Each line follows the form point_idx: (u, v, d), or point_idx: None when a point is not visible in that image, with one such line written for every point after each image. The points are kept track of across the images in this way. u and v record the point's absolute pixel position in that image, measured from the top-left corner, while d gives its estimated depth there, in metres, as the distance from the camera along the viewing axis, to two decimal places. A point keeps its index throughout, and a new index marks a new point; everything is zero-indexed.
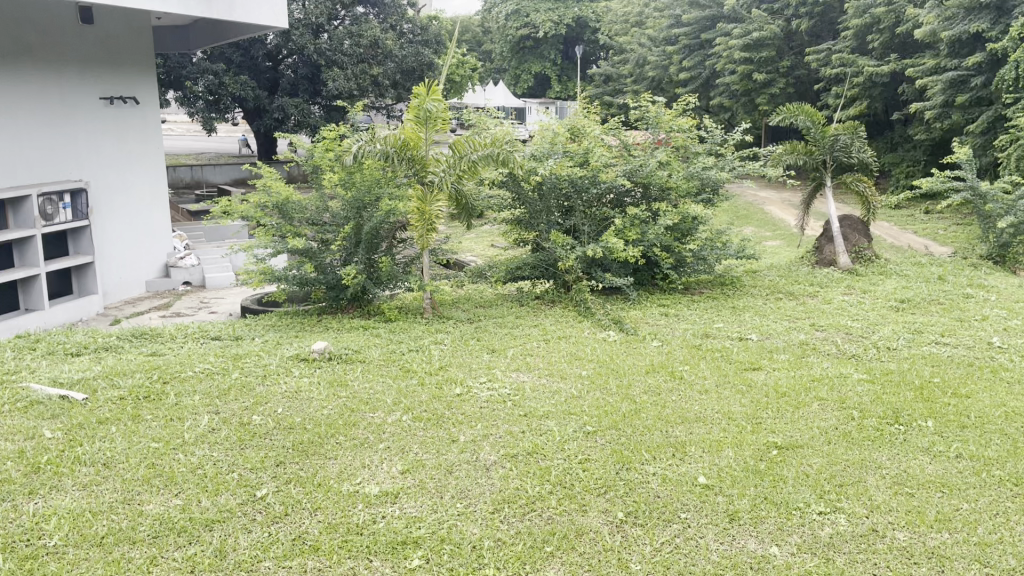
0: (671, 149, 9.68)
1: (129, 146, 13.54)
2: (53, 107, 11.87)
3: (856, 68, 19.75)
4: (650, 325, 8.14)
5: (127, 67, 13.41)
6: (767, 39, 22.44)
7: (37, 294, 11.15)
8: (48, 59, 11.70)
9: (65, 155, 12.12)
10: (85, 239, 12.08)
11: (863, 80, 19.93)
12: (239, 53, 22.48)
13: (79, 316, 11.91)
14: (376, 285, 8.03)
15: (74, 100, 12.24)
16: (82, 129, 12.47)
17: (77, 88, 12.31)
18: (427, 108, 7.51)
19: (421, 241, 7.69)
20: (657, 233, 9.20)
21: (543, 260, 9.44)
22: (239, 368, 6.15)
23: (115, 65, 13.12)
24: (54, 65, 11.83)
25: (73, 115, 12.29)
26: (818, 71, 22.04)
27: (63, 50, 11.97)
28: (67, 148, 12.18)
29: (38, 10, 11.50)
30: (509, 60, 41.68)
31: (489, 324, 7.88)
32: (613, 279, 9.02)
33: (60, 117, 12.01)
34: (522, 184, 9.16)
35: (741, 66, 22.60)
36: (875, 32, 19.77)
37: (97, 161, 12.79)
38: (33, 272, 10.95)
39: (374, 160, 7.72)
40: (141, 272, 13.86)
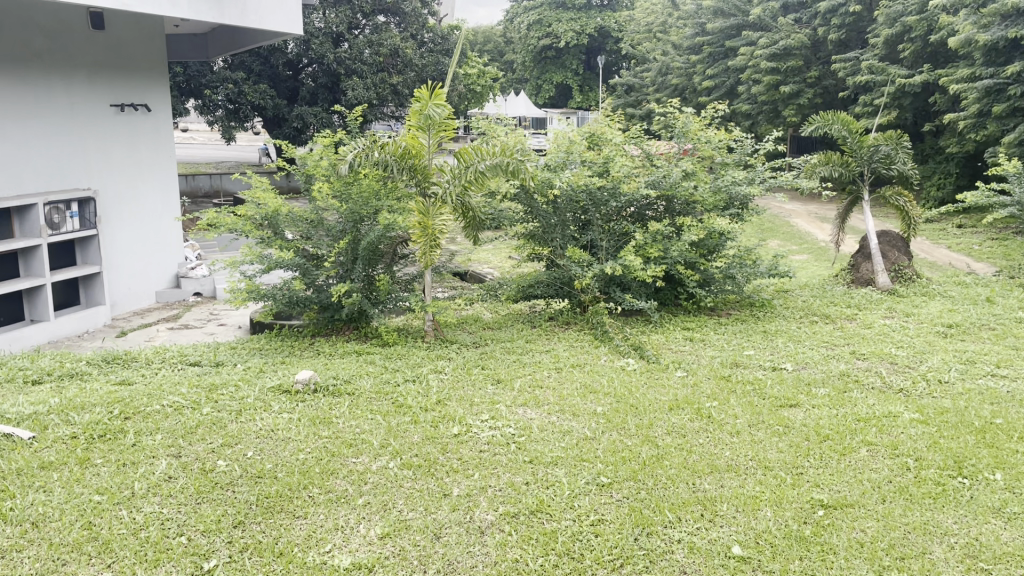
0: (698, 160, 8.93)
1: (141, 154, 12.90)
2: (60, 113, 11.24)
3: (887, 78, 18.94)
4: (674, 352, 7.40)
5: (139, 73, 12.79)
6: (794, 48, 21.69)
7: (43, 305, 10.71)
8: (55, 62, 11.08)
9: (72, 163, 11.48)
10: (93, 249, 11.67)
11: (894, 91, 19.11)
12: (259, 61, 21.98)
13: (86, 327, 11.37)
14: (374, 305, 7.39)
15: (82, 105, 11.60)
16: (91, 136, 11.83)
17: (86, 94, 11.68)
18: (429, 113, 6.86)
19: (421, 258, 6.95)
20: (681, 250, 8.50)
21: (557, 278, 8.74)
22: (212, 402, 5.49)
23: (127, 69, 12.49)
24: (62, 69, 11.21)
25: (82, 121, 11.66)
26: (845, 81, 21.24)
27: (71, 54, 11.35)
28: (76, 155, 11.55)
29: (45, 13, 10.91)
30: (530, 70, 41.11)
31: (496, 349, 7.18)
32: (633, 300, 8.30)
33: (67, 124, 11.37)
34: (534, 196, 8.49)
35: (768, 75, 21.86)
36: (906, 41, 18.97)
37: (107, 170, 12.15)
38: (39, 283, 10.51)
39: (372, 169, 7.06)
40: (152, 282, 13.22)
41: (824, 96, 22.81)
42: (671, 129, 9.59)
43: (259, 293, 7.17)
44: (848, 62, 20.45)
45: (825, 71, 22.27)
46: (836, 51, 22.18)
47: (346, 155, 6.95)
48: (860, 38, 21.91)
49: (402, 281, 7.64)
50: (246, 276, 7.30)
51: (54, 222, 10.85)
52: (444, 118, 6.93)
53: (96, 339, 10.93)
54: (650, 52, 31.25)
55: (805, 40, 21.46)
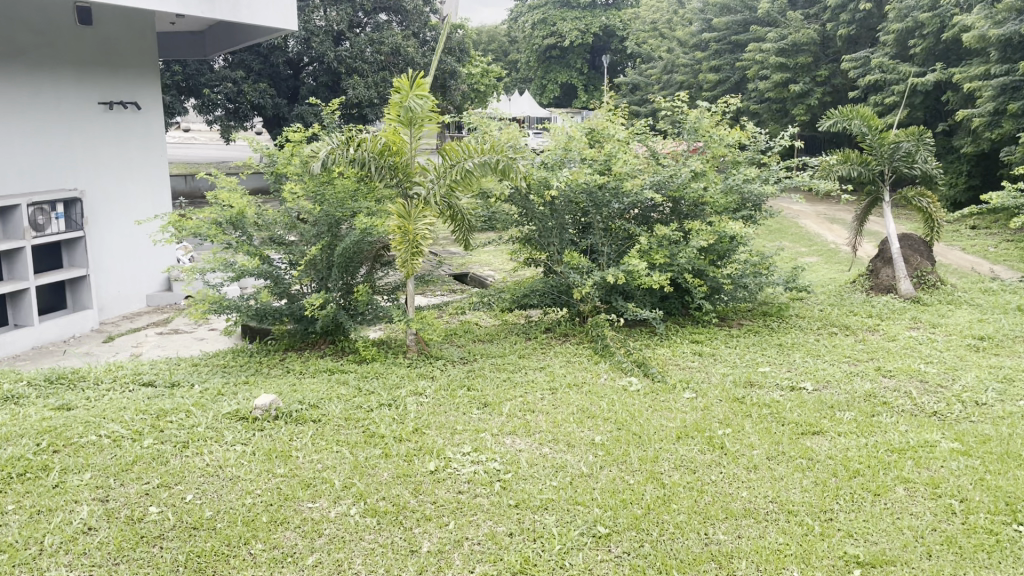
0: (708, 157, 8.22)
1: (132, 152, 12.12)
2: (43, 109, 10.48)
3: (898, 76, 18.23)
4: (681, 370, 6.72)
5: (131, 69, 12.00)
6: (802, 44, 20.99)
7: (26, 309, 10.02)
8: (38, 56, 10.32)
9: (55, 163, 10.72)
10: (80, 251, 10.86)
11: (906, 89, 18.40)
12: (259, 61, 20.85)
13: (72, 331, 10.68)
14: (351, 318, 6.73)
15: (68, 101, 10.84)
16: (77, 134, 11.06)
17: (72, 89, 10.92)
18: (410, 105, 6.16)
19: (400, 264, 6.25)
20: (689, 256, 7.84)
21: (554, 286, 8.06)
22: (155, 432, 4.83)
23: (118, 65, 11.70)
24: (46, 62, 10.45)
25: (68, 119, 10.89)
26: (856, 79, 20.53)
27: (56, 47, 10.58)
28: (59, 155, 10.80)
29: (28, 6, 10.15)
30: (534, 70, 40.41)
31: (485, 366, 6.51)
32: (635, 310, 7.61)
33: (50, 122, 10.62)
34: (529, 197, 7.77)
35: (775, 72, 21.18)
36: (917, 38, 18.26)
37: (94, 170, 11.39)
38: (21, 287, 9.77)
39: (347, 168, 6.39)
40: (142, 284, 12.45)
41: (835, 94, 22.09)
42: (678, 125, 8.89)
43: (223, 304, 6.49)
44: (858, 59, 19.75)
45: (836, 69, 21.55)
46: (846, 48, 21.47)
47: (320, 152, 6.31)
48: (871, 35, 21.20)
49: (379, 292, 6.97)
50: (210, 285, 6.63)
51: (38, 223, 10.00)
52: (425, 111, 6.29)
53: (84, 346, 10.26)
54: (655, 50, 30.53)
55: (813, 36, 20.76)
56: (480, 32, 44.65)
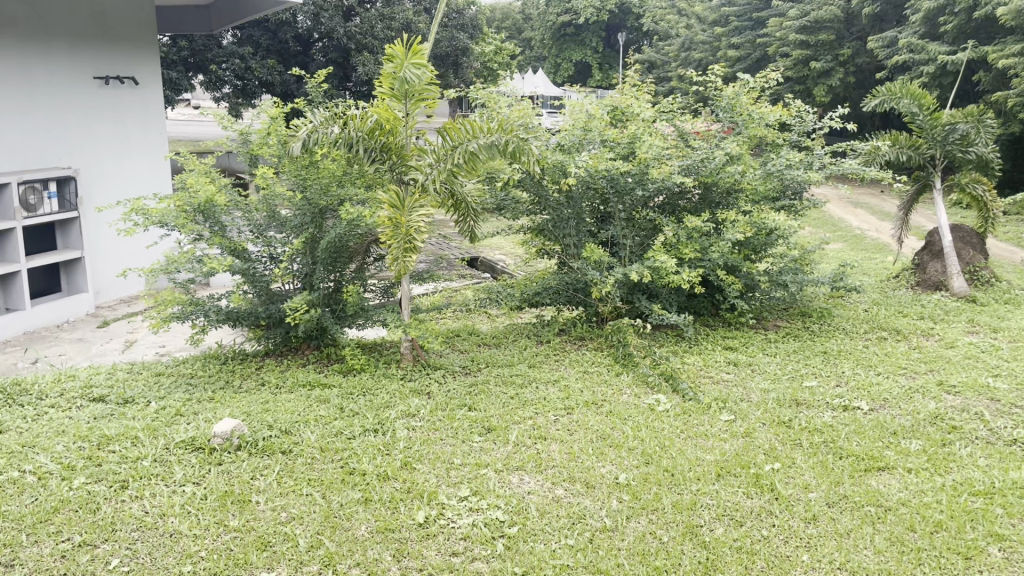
0: (744, 139, 7.28)
1: (131, 132, 10.93)
2: (36, 89, 9.33)
3: (927, 56, 17.12)
4: (714, 385, 5.83)
5: (128, 40, 10.75)
6: (827, 21, 19.89)
7: (17, 291, 8.88)
8: (28, 29, 9.12)
9: (50, 146, 9.60)
10: (76, 231, 9.70)
11: (936, 70, 17.27)
12: (268, 36, 19.63)
13: (67, 316, 9.53)
14: (338, 322, 5.87)
15: (62, 78, 9.68)
16: (70, 113, 9.86)
17: (68, 65, 9.75)
18: (405, 76, 5.28)
19: (390, 261, 5.34)
20: (723, 251, 6.95)
21: (570, 283, 7.19)
22: (89, 469, 4.02)
23: (116, 36, 10.48)
24: (34, 34, 9.24)
25: (59, 95, 9.68)
26: (884, 58, 19.40)
27: (48, 19, 9.38)
28: (52, 135, 9.61)
29: None
30: (548, 48, 39.21)
31: (490, 379, 5.66)
32: (662, 311, 6.74)
33: (44, 102, 9.47)
34: (542, 183, 6.86)
35: (797, 51, 20.09)
36: (949, 15, 17.12)
37: (93, 152, 10.27)
38: (12, 269, 8.65)
39: (331, 149, 5.52)
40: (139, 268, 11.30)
41: (862, 73, 20.95)
42: (709, 102, 7.95)
43: (188, 307, 5.61)
44: (885, 38, 18.61)
45: (863, 47, 20.41)
46: (873, 25, 20.30)
47: (300, 130, 5.44)
48: (899, 12, 20.08)
49: (368, 291, 6.10)
50: (175, 284, 5.78)
51: (31, 204, 8.89)
52: (422, 84, 5.41)
53: (80, 332, 9.13)
54: (674, 27, 29.33)
55: (838, 13, 19.66)
56: (494, 9, 43.38)
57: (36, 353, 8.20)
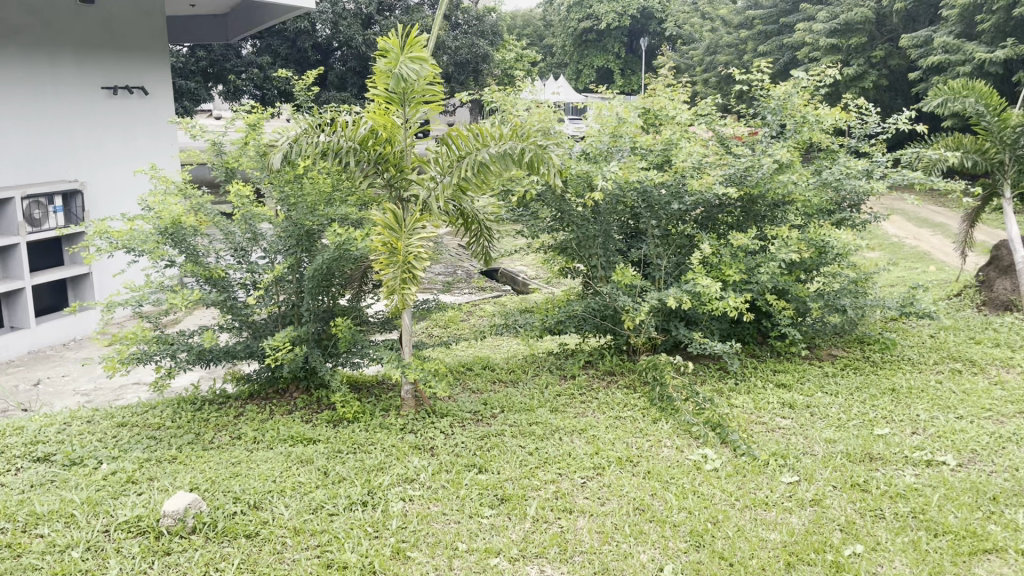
0: (794, 143, 6.39)
1: (140, 144, 9.97)
2: (38, 104, 8.39)
3: (963, 56, 16.02)
4: (771, 437, 4.94)
5: (139, 45, 9.75)
6: (857, 23, 18.89)
7: (23, 310, 8.10)
8: (28, 39, 8.16)
9: (52, 166, 8.64)
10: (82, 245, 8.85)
11: (973, 70, 16.17)
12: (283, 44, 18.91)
13: (75, 333, 8.72)
14: (329, 360, 5.06)
15: (68, 92, 8.73)
16: (75, 126, 8.89)
17: (72, 77, 8.79)
18: (401, 72, 4.42)
19: (385, 294, 4.42)
20: (772, 272, 6.07)
21: (596, 309, 6.31)
22: (4, 563, 3.25)
23: (125, 43, 9.49)
24: (37, 41, 8.26)
25: (63, 108, 8.70)
26: (917, 59, 18.30)
27: (51, 27, 8.42)
28: (56, 151, 8.65)
29: None
30: (569, 55, 38.29)
31: (505, 429, 4.82)
32: (703, 342, 5.87)
33: (47, 117, 8.52)
34: (565, 196, 6.02)
35: (827, 54, 19.09)
36: (988, 13, 16.05)
37: (101, 168, 9.32)
38: (16, 287, 7.90)
39: (316, 162, 4.73)
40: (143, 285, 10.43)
41: (895, 75, 19.89)
42: (753, 104, 7.07)
43: (151, 345, 4.63)
44: (919, 37, 17.45)
45: (895, 48, 19.31)
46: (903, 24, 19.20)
47: (281, 140, 4.70)
48: (932, 12, 19.05)
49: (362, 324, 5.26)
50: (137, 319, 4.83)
51: (35, 219, 8.14)
52: (421, 83, 4.58)
53: (87, 351, 8.32)
54: (697, 30, 28.29)
55: (870, 14, 18.63)
56: (515, 17, 42.60)
57: (38, 373, 7.29)
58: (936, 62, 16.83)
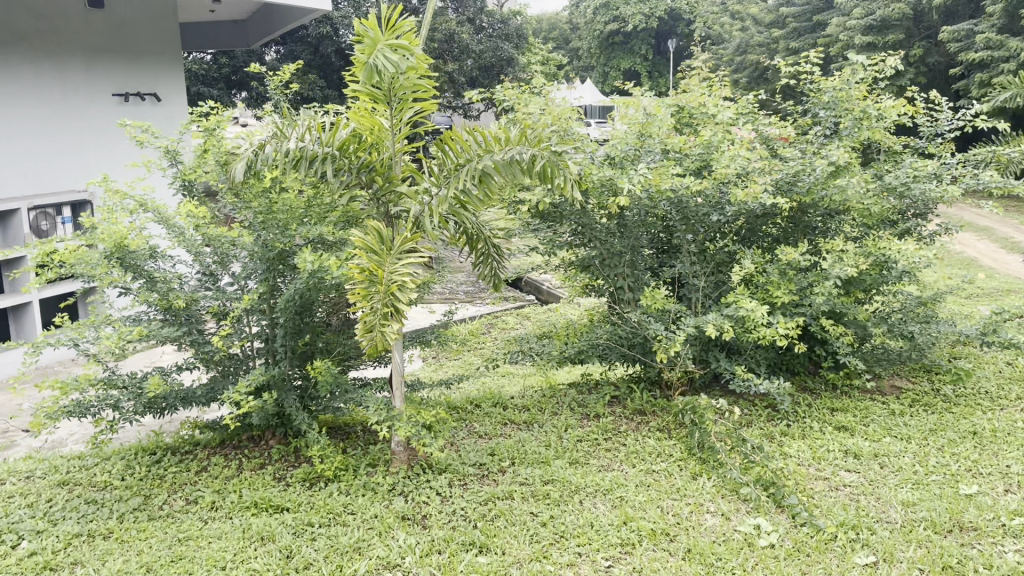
0: (851, 144, 5.52)
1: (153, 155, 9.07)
2: (48, 115, 7.54)
3: (1008, 53, 14.92)
4: (836, 500, 4.08)
5: (151, 51, 8.86)
6: (894, 19, 17.81)
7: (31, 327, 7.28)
8: (35, 44, 7.34)
9: (60, 181, 7.77)
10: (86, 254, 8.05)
11: (1020, 67, 15.05)
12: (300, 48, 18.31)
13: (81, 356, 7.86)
14: (307, 406, 4.31)
15: (80, 102, 7.88)
16: (83, 137, 7.99)
17: (84, 86, 7.95)
18: (373, 63, 3.57)
19: (361, 333, 3.62)
20: (828, 294, 5.20)
21: (623, 336, 5.49)
22: None
23: (137, 47, 8.64)
24: (38, 44, 7.38)
25: (69, 117, 7.80)
26: (957, 56, 17.21)
27: (60, 29, 7.60)
28: (61, 165, 7.74)
29: None
30: (596, 58, 37.44)
31: (514, 489, 4.02)
32: (748, 377, 5.02)
33: (58, 128, 7.69)
34: (586, 207, 5.19)
35: (862, 53, 18.02)
36: None
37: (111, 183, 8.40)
38: (22, 301, 7.08)
39: (285, 173, 3.96)
40: None
41: (933, 74, 18.76)
42: (802, 99, 6.20)
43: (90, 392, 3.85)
44: (959, 32, 16.33)
45: (933, 45, 18.19)
46: (942, 19, 18.11)
47: (244, 148, 3.93)
48: (973, 6, 17.91)
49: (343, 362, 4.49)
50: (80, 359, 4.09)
51: (42, 230, 7.44)
52: (405, 75, 3.74)
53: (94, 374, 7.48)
54: (727, 31, 27.28)
55: (907, 10, 17.52)
56: (541, 20, 41.78)
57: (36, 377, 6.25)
58: (980, 59, 15.72)
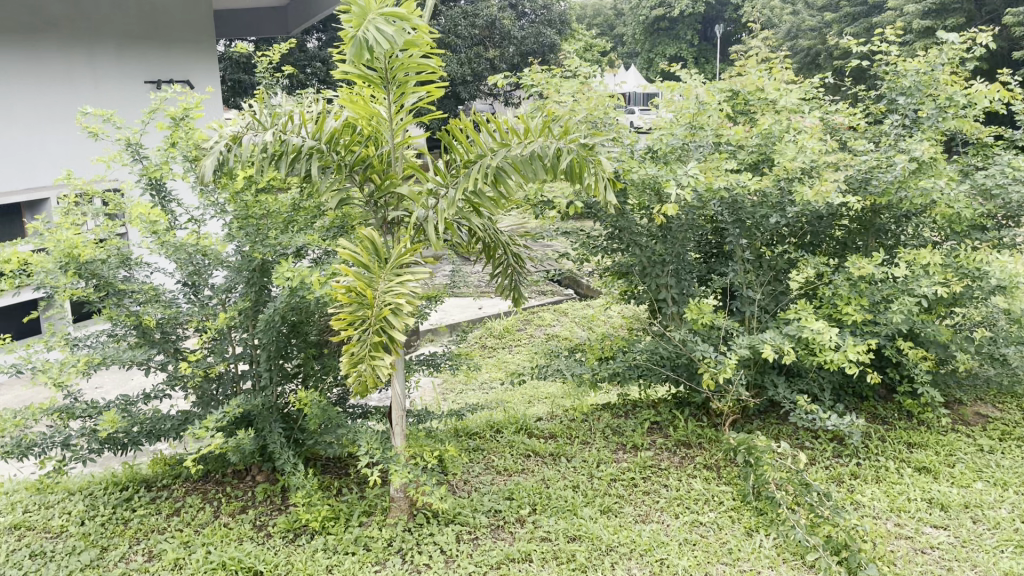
0: (935, 135, 4.75)
1: None
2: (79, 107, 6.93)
3: None
4: (924, 570, 3.37)
5: (185, 35, 8.24)
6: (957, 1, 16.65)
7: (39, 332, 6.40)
8: (66, 33, 6.74)
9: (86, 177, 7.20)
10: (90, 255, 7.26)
11: None
12: None
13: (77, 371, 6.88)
14: (295, 441, 3.72)
15: (112, 92, 7.28)
16: None
17: (115, 76, 7.36)
18: (363, 34, 2.83)
19: (347, 368, 2.90)
20: (907, 312, 4.44)
21: (665, 356, 4.81)
22: None
23: (171, 33, 8.03)
24: (67, 30, 6.76)
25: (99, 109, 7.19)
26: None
27: (91, 15, 7.01)
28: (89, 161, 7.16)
29: None
30: (640, 45, 36.44)
31: (532, 548, 3.38)
32: (812, 409, 4.30)
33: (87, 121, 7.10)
34: (625, 208, 4.49)
35: (922, 37, 16.90)
36: None
37: None
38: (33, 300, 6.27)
39: (264, 171, 3.35)
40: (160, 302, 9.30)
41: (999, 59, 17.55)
42: (874, 83, 5.40)
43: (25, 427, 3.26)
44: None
45: (1000, 29, 16.99)
46: (1010, 1, 16.91)
47: (215, 140, 3.32)
48: None
49: (336, 387, 3.88)
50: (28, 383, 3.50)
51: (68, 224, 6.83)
52: (405, 52, 3.08)
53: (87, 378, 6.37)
54: (776, 15, 26.15)
55: None
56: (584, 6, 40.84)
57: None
58: None
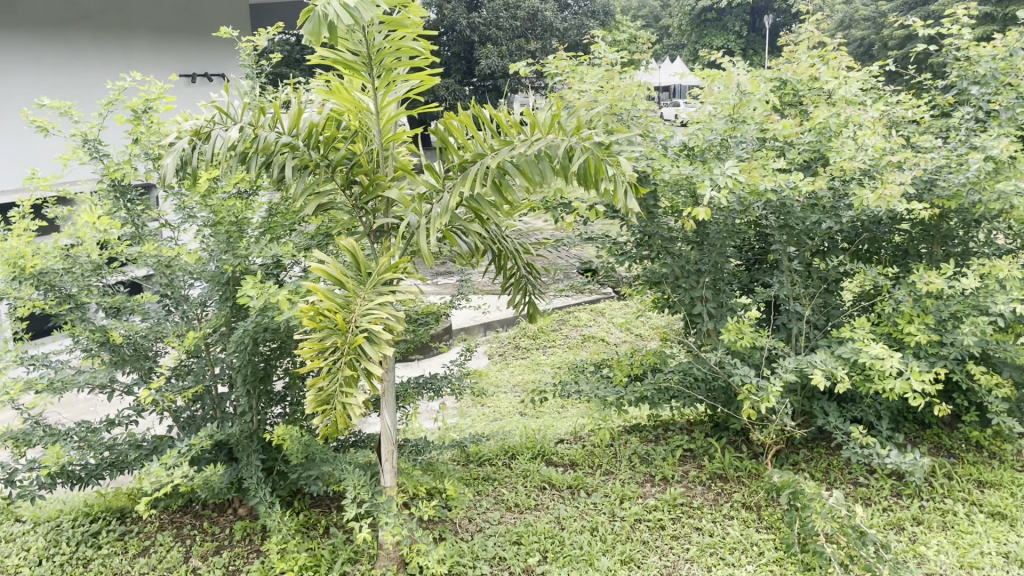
0: (1015, 129, 4.14)
1: None
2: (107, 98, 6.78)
3: None
4: None
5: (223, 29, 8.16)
6: None
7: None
8: (98, 23, 6.68)
9: None
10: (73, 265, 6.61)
11: None
12: None
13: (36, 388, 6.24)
14: (276, 476, 3.31)
15: None
16: None
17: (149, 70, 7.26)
18: (324, 9, 2.33)
19: (312, 408, 2.42)
20: (980, 333, 3.86)
21: (700, 377, 4.30)
22: None
23: (208, 27, 7.95)
24: (95, 19, 6.66)
25: None
26: None
27: (124, 9, 6.93)
28: None
29: None
30: (686, 36, 35.53)
31: None
32: (868, 444, 3.75)
33: None
34: (655, 212, 3.98)
35: (985, 26, 15.91)
36: None
37: None
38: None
39: (234, 171, 2.92)
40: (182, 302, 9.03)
41: None
42: (943, 71, 4.78)
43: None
44: None
45: None
46: None
47: (178, 133, 2.90)
48: None
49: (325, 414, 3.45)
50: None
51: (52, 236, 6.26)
52: (388, 32, 2.63)
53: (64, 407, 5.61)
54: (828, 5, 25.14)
55: None
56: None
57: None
58: None
